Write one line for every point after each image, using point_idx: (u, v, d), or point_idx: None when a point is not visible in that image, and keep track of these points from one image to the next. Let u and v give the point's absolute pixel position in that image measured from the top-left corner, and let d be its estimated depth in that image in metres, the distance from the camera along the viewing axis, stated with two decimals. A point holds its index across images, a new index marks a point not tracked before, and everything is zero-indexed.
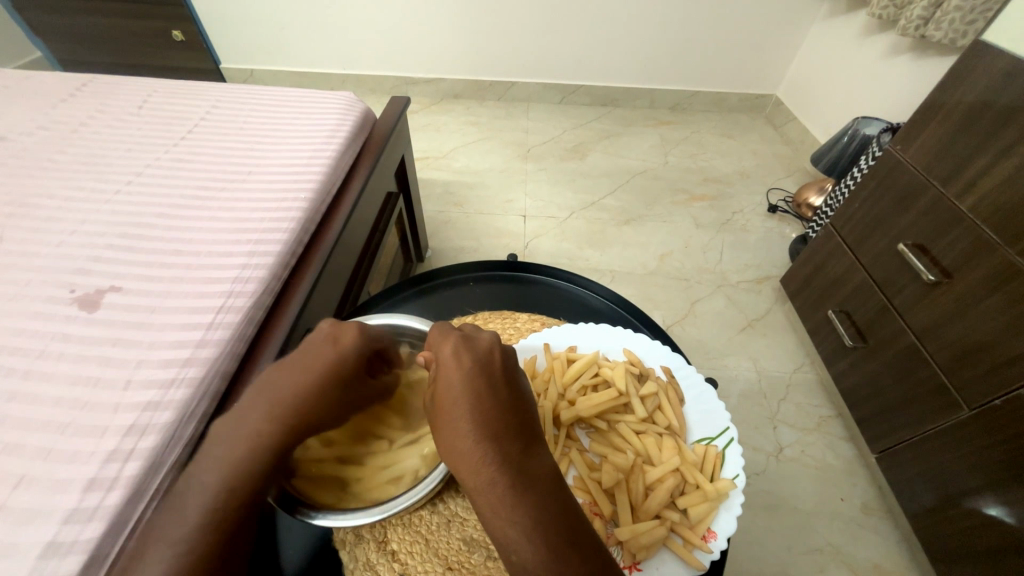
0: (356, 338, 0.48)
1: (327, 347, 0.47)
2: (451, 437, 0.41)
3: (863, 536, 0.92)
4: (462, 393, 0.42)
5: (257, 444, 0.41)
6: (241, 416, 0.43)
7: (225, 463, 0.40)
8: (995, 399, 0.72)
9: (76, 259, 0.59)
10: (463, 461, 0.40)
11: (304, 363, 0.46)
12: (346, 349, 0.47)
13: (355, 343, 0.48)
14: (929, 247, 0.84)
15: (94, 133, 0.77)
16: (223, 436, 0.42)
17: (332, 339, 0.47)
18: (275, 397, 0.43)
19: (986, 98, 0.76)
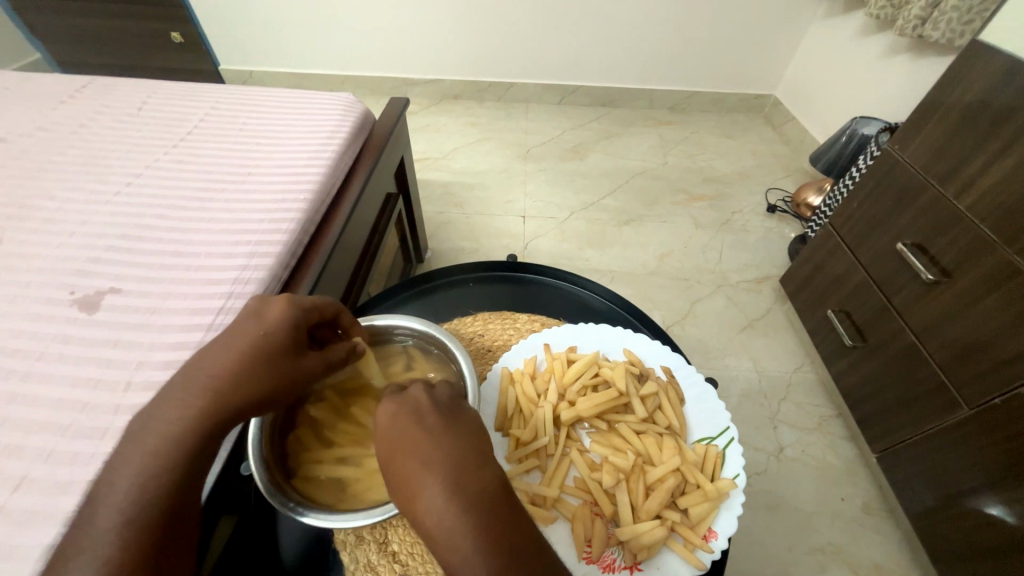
0: (283, 309, 0.45)
1: (250, 323, 0.44)
2: (392, 460, 0.36)
3: (864, 536, 0.92)
4: (404, 412, 0.38)
5: (180, 426, 0.39)
6: (161, 401, 0.41)
7: (150, 447, 0.39)
8: (995, 398, 0.72)
9: (75, 261, 0.59)
10: (404, 485, 0.35)
11: (226, 340, 0.43)
12: (273, 322, 0.44)
13: (283, 314, 0.45)
14: (928, 247, 0.84)
15: (94, 135, 0.77)
16: (148, 420, 0.40)
17: (260, 314, 0.45)
18: (194, 379, 0.41)
19: (984, 97, 0.76)
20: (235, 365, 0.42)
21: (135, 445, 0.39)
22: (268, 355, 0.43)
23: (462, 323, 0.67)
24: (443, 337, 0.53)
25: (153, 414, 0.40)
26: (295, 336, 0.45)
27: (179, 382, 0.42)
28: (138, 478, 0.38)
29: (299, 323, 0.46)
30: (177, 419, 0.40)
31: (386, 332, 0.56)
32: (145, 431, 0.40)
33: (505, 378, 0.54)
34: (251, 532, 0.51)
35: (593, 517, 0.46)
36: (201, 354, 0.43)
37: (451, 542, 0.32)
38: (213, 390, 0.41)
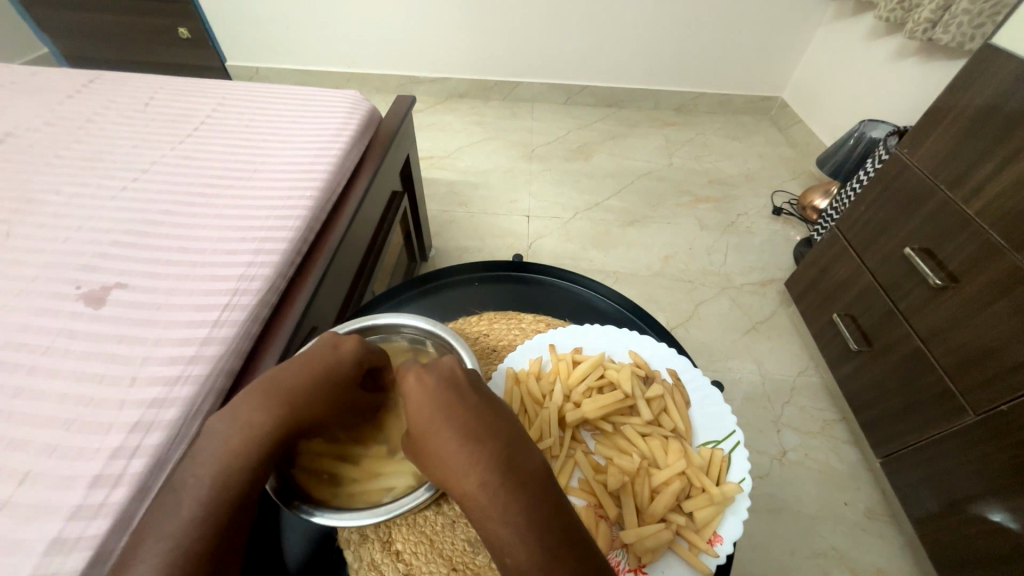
0: (360, 348, 0.47)
1: (328, 352, 0.45)
2: (428, 442, 0.37)
3: (866, 541, 0.91)
4: (436, 394, 0.38)
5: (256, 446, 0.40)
6: (236, 415, 0.41)
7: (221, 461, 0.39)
8: (1000, 405, 0.71)
9: (82, 256, 0.59)
10: (444, 468, 0.36)
11: (308, 364, 0.44)
12: (352, 357, 0.46)
13: (360, 353, 0.47)
14: (936, 251, 0.84)
15: (101, 130, 0.78)
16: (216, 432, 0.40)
17: (337, 346, 0.46)
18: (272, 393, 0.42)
19: (994, 101, 0.75)
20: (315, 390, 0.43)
21: (206, 459, 0.39)
22: (342, 388, 0.45)
23: (468, 322, 0.67)
24: (448, 336, 0.53)
25: (227, 428, 0.40)
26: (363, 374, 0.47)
27: (257, 394, 0.42)
28: (207, 495, 0.38)
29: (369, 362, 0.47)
30: (257, 434, 0.40)
31: (390, 330, 0.56)
32: (210, 440, 0.40)
33: (510, 378, 0.54)
34: (255, 529, 0.51)
35: (598, 519, 0.45)
36: (282, 373, 0.43)
37: (495, 523, 0.33)
38: (297, 413, 0.42)
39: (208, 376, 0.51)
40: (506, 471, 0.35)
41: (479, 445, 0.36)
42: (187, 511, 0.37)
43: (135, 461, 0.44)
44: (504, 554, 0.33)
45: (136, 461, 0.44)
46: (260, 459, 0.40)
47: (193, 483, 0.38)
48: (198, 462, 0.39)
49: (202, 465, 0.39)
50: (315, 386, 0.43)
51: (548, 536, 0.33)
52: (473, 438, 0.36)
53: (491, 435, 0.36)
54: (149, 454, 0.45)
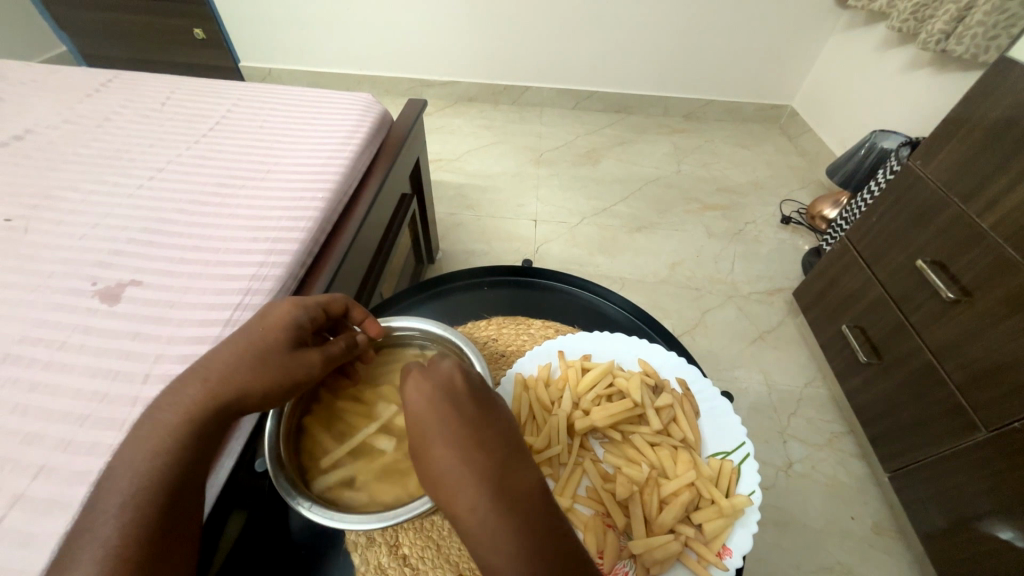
0: (286, 308, 0.46)
1: (256, 324, 0.46)
2: (428, 461, 0.36)
3: (874, 558, 0.90)
4: (435, 405, 0.38)
5: (185, 420, 0.40)
6: (168, 396, 0.41)
7: (155, 439, 0.39)
8: (1013, 422, 0.70)
9: (99, 252, 0.60)
10: (444, 487, 0.35)
11: (238, 334, 0.45)
12: (277, 320, 0.46)
13: (288, 313, 0.46)
14: (949, 265, 0.83)
15: (119, 128, 0.79)
16: (155, 413, 0.41)
17: (265, 315, 0.47)
18: (204, 371, 0.42)
19: (1010, 115, 0.75)
20: (243, 359, 0.43)
21: (141, 438, 0.40)
22: (269, 351, 0.44)
23: (476, 327, 0.67)
24: (459, 340, 0.53)
25: (158, 409, 0.41)
26: (295, 334, 0.46)
27: (191, 375, 0.42)
28: (142, 471, 0.38)
29: (301, 320, 0.47)
30: (189, 408, 0.41)
31: (402, 333, 0.56)
32: (148, 422, 0.41)
33: (518, 384, 0.54)
34: (263, 530, 0.51)
35: (606, 528, 0.45)
36: (211, 351, 0.44)
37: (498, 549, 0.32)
38: (223, 384, 0.42)
39: None
40: (501, 493, 0.34)
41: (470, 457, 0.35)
42: (126, 485, 0.38)
43: None
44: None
45: None
46: (196, 431, 0.40)
47: (129, 461, 0.39)
48: (133, 441, 0.40)
49: (137, 444, 0.40)
50: (241, 354, 0.43)
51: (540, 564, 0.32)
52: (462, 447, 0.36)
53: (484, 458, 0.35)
54: None
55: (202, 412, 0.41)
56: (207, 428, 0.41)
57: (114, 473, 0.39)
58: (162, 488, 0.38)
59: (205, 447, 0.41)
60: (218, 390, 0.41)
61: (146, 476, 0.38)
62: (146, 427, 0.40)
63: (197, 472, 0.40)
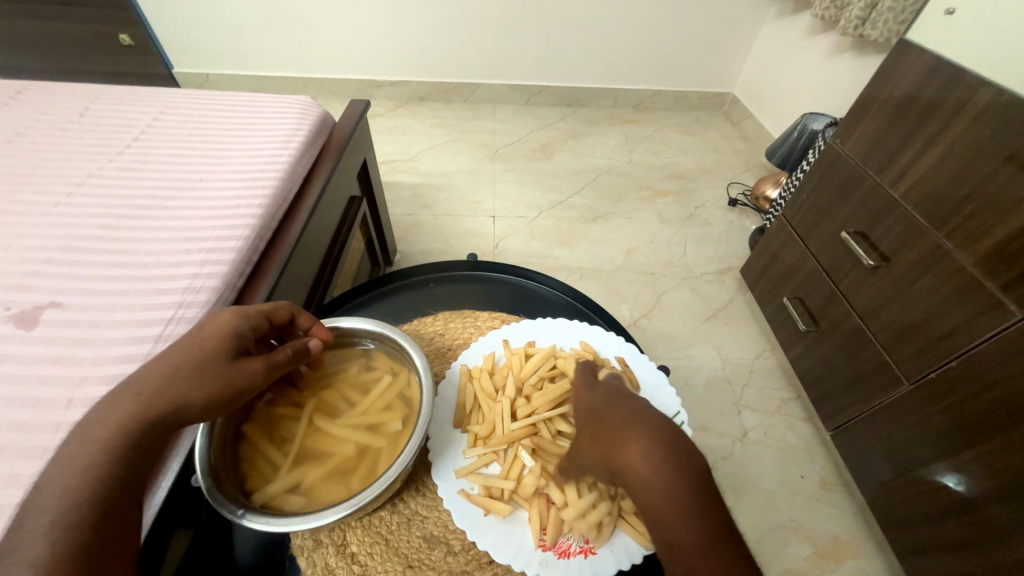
0: (225, 318, 0.45)
1: (195, 336, 0.44)
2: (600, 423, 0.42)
3: (823, 511, 0.96)
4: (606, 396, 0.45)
5: (119, 434, 0.38)
6: (97, 412, 0.39)
7: (83, 456, 0.37)
8: (931, 372, 0.77)
9: (11, 275, 0.56)
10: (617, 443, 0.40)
11: (176, 346, 0.43)
12: (217, 330, 0.44)
13: (229, 323, 0.45)
14: (869, 234, 0.90)
15: (30, 143, 0.74)
16: (82, 431, 0.39)
17: (203, 325, 0.45)
18: (138, 385, 0.40)
19: (911, 92, 0.81)
20: (181, 369, 0.41)
21: (71, 455, 0.38)
22: (209, 360, 0.43)
23: (423, 323, 0.68)
24: (400, 338, 0.53)
25: (86, 426, 0.39)
26: (235, 343, 0.45)
27: (125, 390, 0.40)
28: (72, 489, 0.36)
29: (242, 330, 0.45)
30: (122, 423, 0.39)
31: (349, 334, 0.56)
32: (74, 441, 0.38)
33: (463, 374, 0.57)
34: (210, 543, 0.49)
35: (549, 505, 0.47)
36: (150, 362, 0.43)
37: (660, 502, 0.36)
38: (162, 395, 0.40)
39: None
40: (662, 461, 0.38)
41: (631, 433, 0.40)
42: (51, 506, 0.36)
43: None
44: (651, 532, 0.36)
45: None
46: (130, 445, 0.38)
47: (55, 482, 0.37)
48: (63, 459, 0.38)
49: (64, 464, 0.37)
50: (182, 365, 0.42)
51: (712, 517, 0.35)
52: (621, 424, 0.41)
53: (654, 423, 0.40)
54: None
55: (137, 425, 0.39)
56: (145, 440, 0.39)
57: (37, 497, 0.37)
58: (93, 507, 0.36)
59: (143, 461, 0.39)
60: (156, 402, 0.40)
61: (79, 492, 0.36)
62: (74, 444, 0.38)
63: (134, 487, 0.38)
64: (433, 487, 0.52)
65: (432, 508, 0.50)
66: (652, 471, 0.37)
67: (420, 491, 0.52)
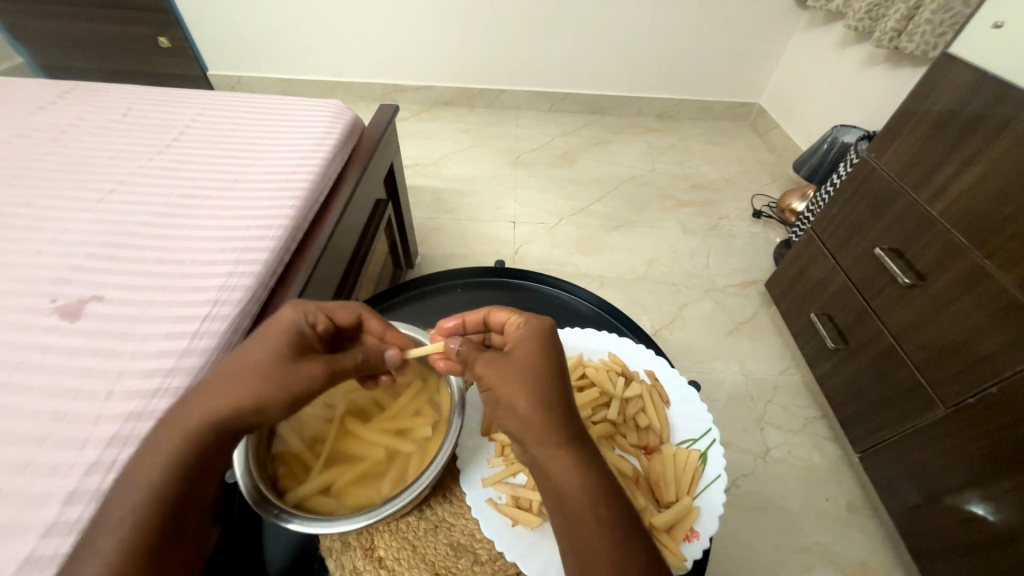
0: (290, 317, 0.46)
1: (264, 334, 0.45)
2: (500, 383, 0.42)
3: (848, 535, 0.93)
4: (528, 347, 0.44)
5: (185, 434, 0.39)
6: (175, 410, 0.41)
7: (158, 453, 0.39)
8: (969, 398, 0.74)
9: (57, 268, 0.58)
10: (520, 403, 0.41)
11: (247, 343, 0.44)
12: (284, 328, 0.45)
13: (290, 323, 0.45)
14: (905, 251, 0.87)
15: (77, 141, 0.77)
16: (159, 428, 0.40)
17: (272, 324, 0.46)
18: (207, 384, 0.42)
19: (953, 107, 0.79)
20: (243, 370, 0.42)
21: (150, 451, 0.40)
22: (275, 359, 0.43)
23: None
24: (431, 343, 0.53)
25: (163, 424, 0.41)
26: (296, 343, 0.45)
27: (197, 390, 0.42)
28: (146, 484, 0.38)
29: (302, 330, 0.46)
30: (192, 423, 0.40)
31: None
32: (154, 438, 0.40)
33: None
34: (237, 539, 0.50)
35: None
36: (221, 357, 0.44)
37: (565, 471, 0.38)
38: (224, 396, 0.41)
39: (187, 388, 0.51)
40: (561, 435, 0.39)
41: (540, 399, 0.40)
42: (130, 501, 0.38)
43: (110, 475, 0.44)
44: (580, 517, 0.36)
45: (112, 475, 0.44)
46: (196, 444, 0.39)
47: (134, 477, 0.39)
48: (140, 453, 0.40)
49: (141, 460, 0.39)
50: (246, 366, 0.42)
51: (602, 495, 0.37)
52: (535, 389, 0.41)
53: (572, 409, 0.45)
54: None
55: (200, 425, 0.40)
56: (207, 442, 0.40)
57: (119, 489, 0.39)
58: (159, 503, 0.37)
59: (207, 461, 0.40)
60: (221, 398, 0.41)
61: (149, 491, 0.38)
62: (151, 441, 0.40)
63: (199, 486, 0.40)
64: (460, 494, 0.52)
65: (458, 516, 0.50)
66: (548, 435, 0.39)
67: (446, 498, 0.52)
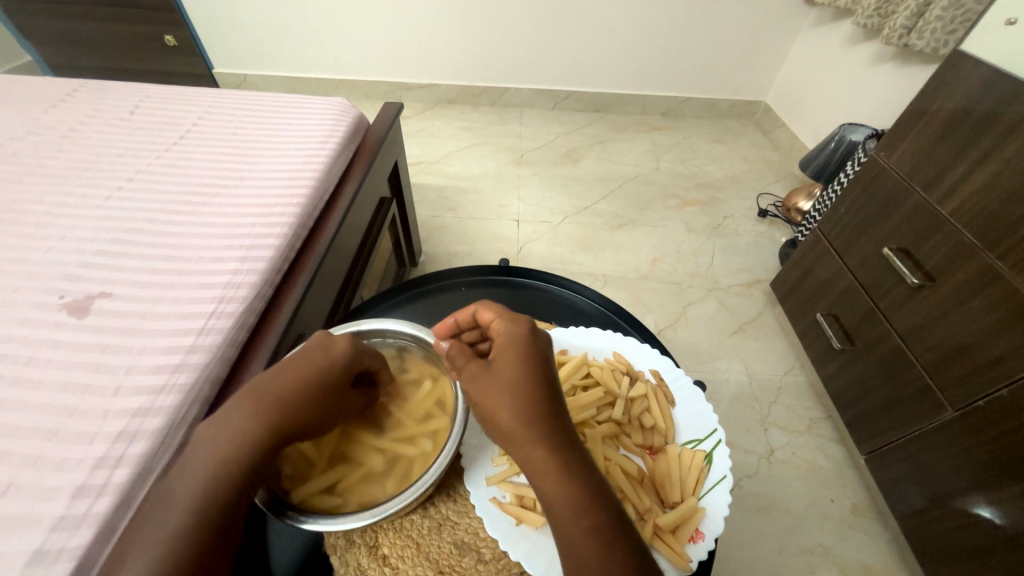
0: (346, 347, 0.46)
1: (317, 357, 0.45)
2: (486, 394, 0.41)
3: (853, 538, 0.93)
4: (514, 356, 0.42)
5: (237, 458, 0.39)
6: (217, 425, 0.40)
7: (205, 474, 0.39)
8: (978, 400, 0.73)
9: (66, 265, 0.58)
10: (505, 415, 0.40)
11: (296, 363, 0.44)
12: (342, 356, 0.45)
13: (347, 352, 0.46)
14: (914, 251, 0.86)
15: (85, 138, 0.77)
16: (202, 444, 0.40)
17: (322, 346, 0.46)
18: (260, 402, 0.41)
19: (964, 105, 0.78)
20: (302, 397, 0.42)
21: (191, 467, 0.39)
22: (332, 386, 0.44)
23: None
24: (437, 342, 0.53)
25: (205, 438, 0.40)
26: (349, 373, 0.46)
27: (245, 406, 0.41)
28: (200, 500, 0.38)
29: (357, 362, 0.47)
30: (245, 445, 0.40)
31: (381, 335, 0.56)
32: (196, 454, 0.39)
33: None
34: None
35: None
36: (269, 370, 0.43)
37: (552, 481, 0.38)
38: (285, 423, 0.41)
39: (193, 385, 0.51)
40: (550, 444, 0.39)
41: (525, 411, 0.39)
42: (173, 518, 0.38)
43: (119, 471, 0.44)
44: (567, 524, 0.37)
45: (120, 470, 0.44)
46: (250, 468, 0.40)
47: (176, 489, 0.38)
48: (188, 462, 0.39)
49: (184, 475, 0.39)
50: (301, 393, 0.42)
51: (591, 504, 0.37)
52: (523, 399, 0.40)
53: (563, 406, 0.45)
54: (134, 464, 0.45)
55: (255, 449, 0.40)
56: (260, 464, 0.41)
57: (156, 503, 0.38)
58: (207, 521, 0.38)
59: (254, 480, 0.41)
60: (283, 421, 0.41)
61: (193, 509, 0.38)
62: (194, 457, 0.39)
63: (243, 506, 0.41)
64: (464, 493, 0.52)
65: (462, 515, 0.50)
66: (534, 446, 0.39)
67: (450, 496, 0.52)
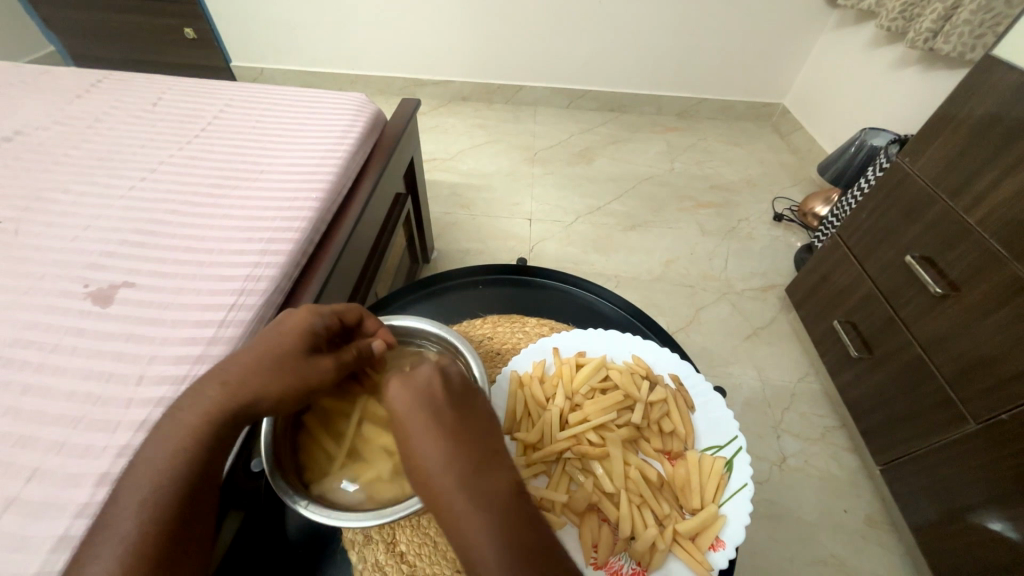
0: (301, 316, 0.46)
1: (273, 332, 0.46)
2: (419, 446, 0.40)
3: (865, 549, 0.91)
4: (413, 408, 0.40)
5: (201, 425, 0.40)
6: (186, 399, 0.42)
7: (173, 442, 0.40)
8: (1001, 414, 0.72)
9: (89, 254, 0.59)
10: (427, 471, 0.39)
11: (258, 339, 0.45)
12: (295, 326, 0.46)
13: (304, 321, 0.46)
14: (937, 260, 0.84)
15: (110, 129, 0.78)
16: (175, 415, 0.41)
17: (281, 322, 0.47)
18: (221, 376, 0.42)
19: (996, 112, 0.76)
20: (258, 367, 0.43)
21: (165, 437, 0.40)
22: (285, 357, 0.44)
23: (472, 325, 0.68)
24: (457, 341, 0.53)
25: (181, 408, 0.41)
26: (311, 342, 0.46)
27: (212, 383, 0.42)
28: (168, 466, 0.39)
29: (316, 329, 0.47)
30: (208, 414, 0.41)
31: (402, 332, 0.56)
32: (169, 425, 0.41)
33: (514, 381, 0.55)
34: (259, 526, 0.51)
35: (601, 521, 0.47)
36: (236, 351, 0.45)
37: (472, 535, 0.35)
38: (240, 391, 0.42)
39: None
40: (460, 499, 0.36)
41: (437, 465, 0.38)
42: (145, 484, 0.39)
43: None
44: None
45: None
46: (213, 434, 0.41)
47: (151, 459, 0.40)
48: (160, 436, 0.41)
49: (158, 444, 0.40)
50: (257, 363, 0.43)
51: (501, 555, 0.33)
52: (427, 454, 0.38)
53: (475, 435, 0.39)
54: None
55: (215, 419, 0.41)
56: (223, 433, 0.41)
57: (134, 472, 0.40)
58: (174, 485, 0.39)
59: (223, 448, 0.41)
60: (236, 392, 0.42)
61: (165, 474, 0.39)
62: (167, 427, 0.41)
63: (213, 473, 0.41)
64: None
65: None
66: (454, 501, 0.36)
67: None
